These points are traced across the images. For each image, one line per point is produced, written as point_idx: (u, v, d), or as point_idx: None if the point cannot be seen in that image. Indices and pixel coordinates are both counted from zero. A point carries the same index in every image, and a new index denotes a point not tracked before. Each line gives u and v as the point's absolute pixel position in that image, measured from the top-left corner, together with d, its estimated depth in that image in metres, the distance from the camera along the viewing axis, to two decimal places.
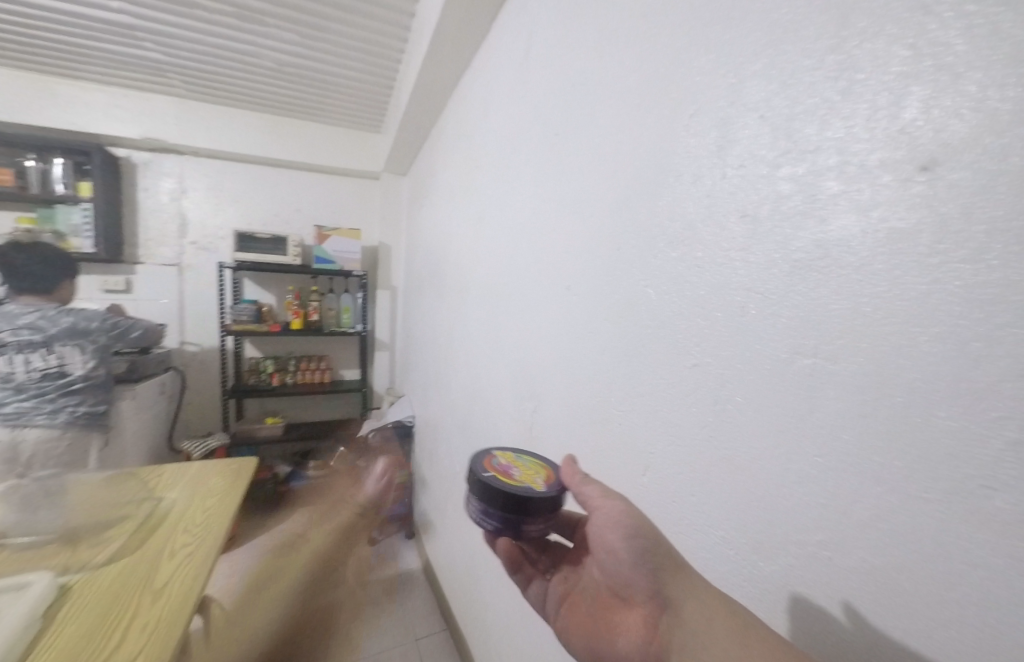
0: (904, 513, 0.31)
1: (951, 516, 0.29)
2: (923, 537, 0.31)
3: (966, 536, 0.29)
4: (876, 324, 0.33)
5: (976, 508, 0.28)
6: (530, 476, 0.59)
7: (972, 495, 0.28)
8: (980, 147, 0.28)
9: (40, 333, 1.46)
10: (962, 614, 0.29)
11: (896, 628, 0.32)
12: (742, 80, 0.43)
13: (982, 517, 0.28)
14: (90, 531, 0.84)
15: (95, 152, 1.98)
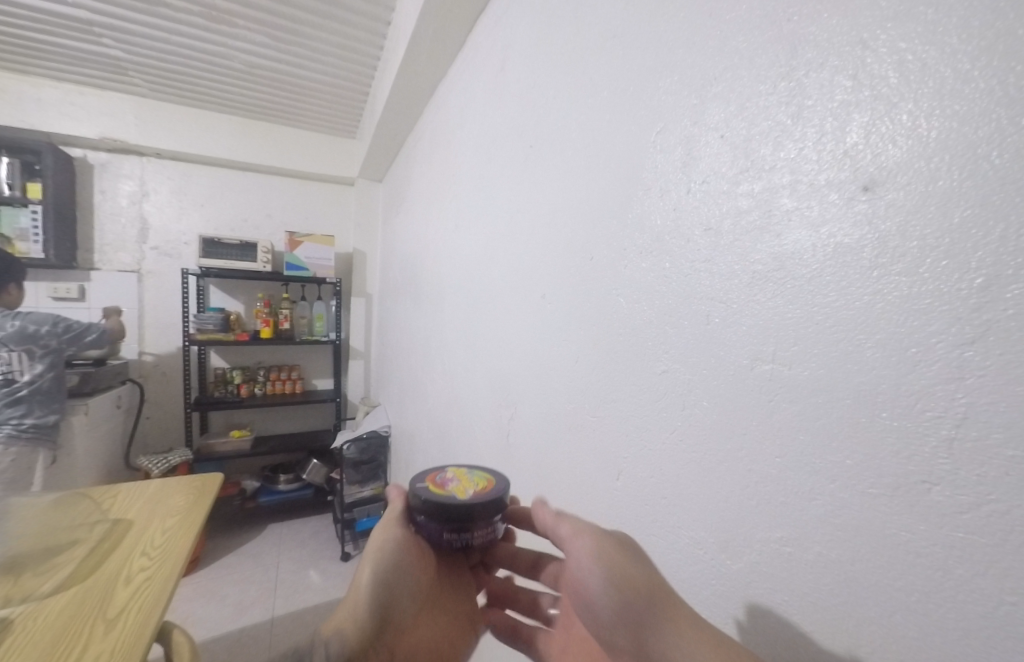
0: (856, 510, 0.34)
1: (896, 509, 0.31)
2: (872, 530, 0.33)
3: (907, 529, 0.31)
4: (826, 332, 0.35)
5: (918, 502, 0.30)
6: (465, 487, 0.58)
7: (915, 489, 0.30)
8: (913, 171, 0.31)
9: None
10: (906, 600, 0.31)
11: (849, 617, 0.34)
12: (705, 101, 0.46)
13: (922, 515, 0.30)
14: (35, 559, 0.78)
15: (47, 153, 1.88)
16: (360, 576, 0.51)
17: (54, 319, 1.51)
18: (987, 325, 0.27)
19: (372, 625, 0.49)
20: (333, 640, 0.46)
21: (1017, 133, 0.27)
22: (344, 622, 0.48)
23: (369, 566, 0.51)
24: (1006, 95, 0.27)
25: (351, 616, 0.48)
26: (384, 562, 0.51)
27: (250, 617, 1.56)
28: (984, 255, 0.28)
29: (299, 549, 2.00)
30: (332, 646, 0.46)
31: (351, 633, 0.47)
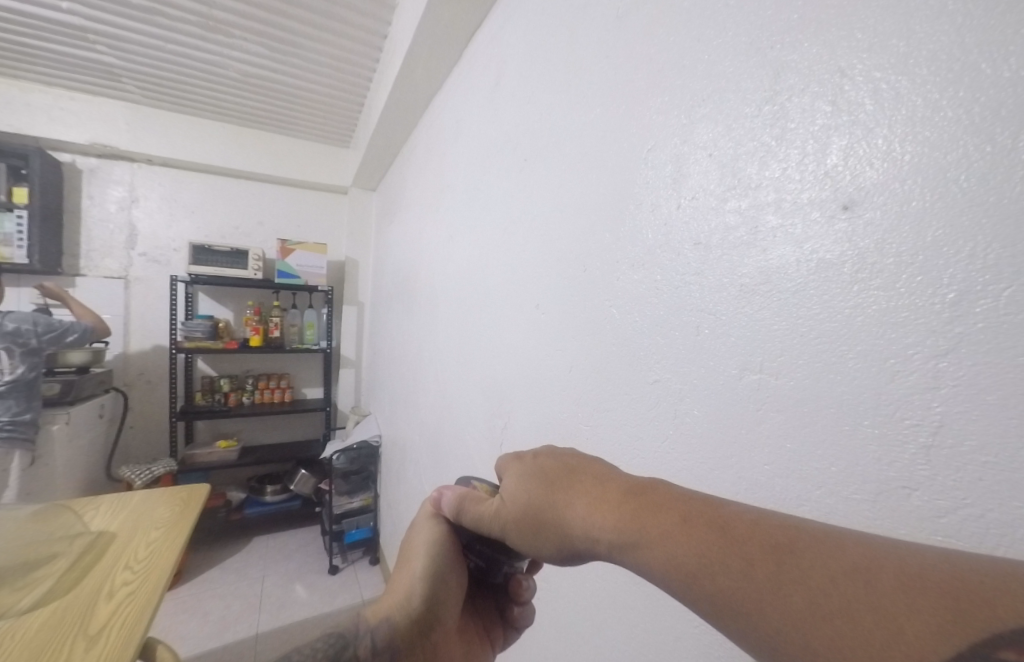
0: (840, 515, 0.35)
1: (876, 512, 0.33)
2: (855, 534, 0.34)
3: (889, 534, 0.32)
4: (811, 343, 0.37)
5: (899, 506, 0.31)
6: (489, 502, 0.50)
7: (895, 494, 0.32)
8: (887, 191, 0.33)
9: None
10: None
11: None
12: (693, 122, 0.48)
13: (903, 518, 0.31)
14: (13, 572, 0.76)
15: (36, 158, 1.86)
16: (414, 566, 0.53)
17: (36, 318, 1.51)
18: (959, 337, 0.29)
19: (422, 617, 0.51)
20: (379, 626, 0.48)
21: (980, 160, 0.29)
22: (391, 610, 0.50)
23: (424, 553, 0.53)
24: (972, 123, 0.29)
25: (400, 609, 0.50)
26: (443, 547, 0.53)
27: (233, 633, 1.52)
28: (955, 271, 0.29)
29: (285, 562, 1.96)
30: (379, 632, 0.48)
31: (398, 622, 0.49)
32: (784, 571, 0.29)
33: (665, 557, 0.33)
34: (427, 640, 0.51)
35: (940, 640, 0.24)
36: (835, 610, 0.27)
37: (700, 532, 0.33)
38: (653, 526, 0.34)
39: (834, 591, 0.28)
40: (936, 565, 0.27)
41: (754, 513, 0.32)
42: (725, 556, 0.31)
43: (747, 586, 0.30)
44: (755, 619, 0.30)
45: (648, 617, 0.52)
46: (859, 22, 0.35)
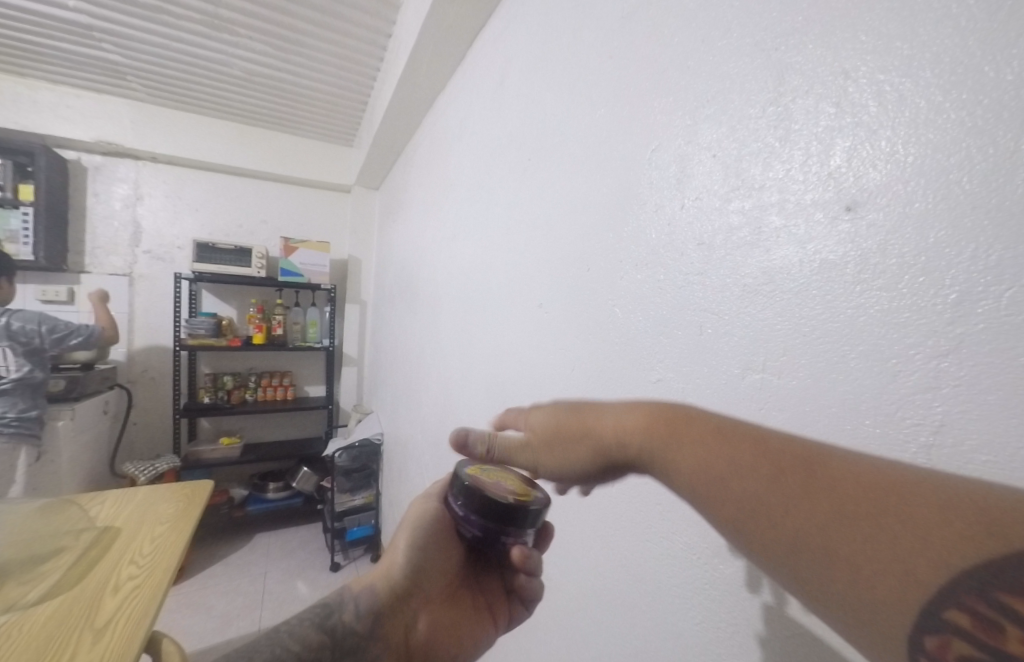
0: None
1: None
2: None
3: None
4: (814, 343, 0.37)
5: None
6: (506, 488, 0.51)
7: None
8: (891, 193, 0.33)
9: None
10: None
11: None
12: (697, 123, 0.48)
13: None
14: (20, 566, 0.77)
15: (42, 155, 1.88)
16: (396, 546, 0.56)
17: (43, 319, 1.50)
18: (961, 338, 0.29)
19: (400, 590, 0.55)
20: (363, 595, 0.54)
21: (984, 162, 0.29)
22: (376, 580, 0.56)
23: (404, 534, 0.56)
24: (974, 126, 0.29)
25: (380, 579, 0.56)
26: (423, 528, 0.55)
27: (236, 629, 1.53)
28: (957, 273, 0.30)
29: (287, 559, 1.97)
30: (361, 601, 0.53)
31: (378, 591, 0.54)
32: (808, 487, 0.28)
33: (696, 474, 0.32)
34: (407, 610, 0.55)
35: (967, 551, 0.23)
36: (858, 520, 0.26)
37: (725, 452, 0.31)
38: (682, 445, 0.33)
39: (859, 495, 0.27)
40: (963, 485, 0.25)
41: (777, 436, 0.31)
42: (757, 461, 0.30)
43: (770, 498, 0.29)
44: (778, 531, 0.29)
45: (649, 613, 0.52)
46: (863, 25, 0.35)
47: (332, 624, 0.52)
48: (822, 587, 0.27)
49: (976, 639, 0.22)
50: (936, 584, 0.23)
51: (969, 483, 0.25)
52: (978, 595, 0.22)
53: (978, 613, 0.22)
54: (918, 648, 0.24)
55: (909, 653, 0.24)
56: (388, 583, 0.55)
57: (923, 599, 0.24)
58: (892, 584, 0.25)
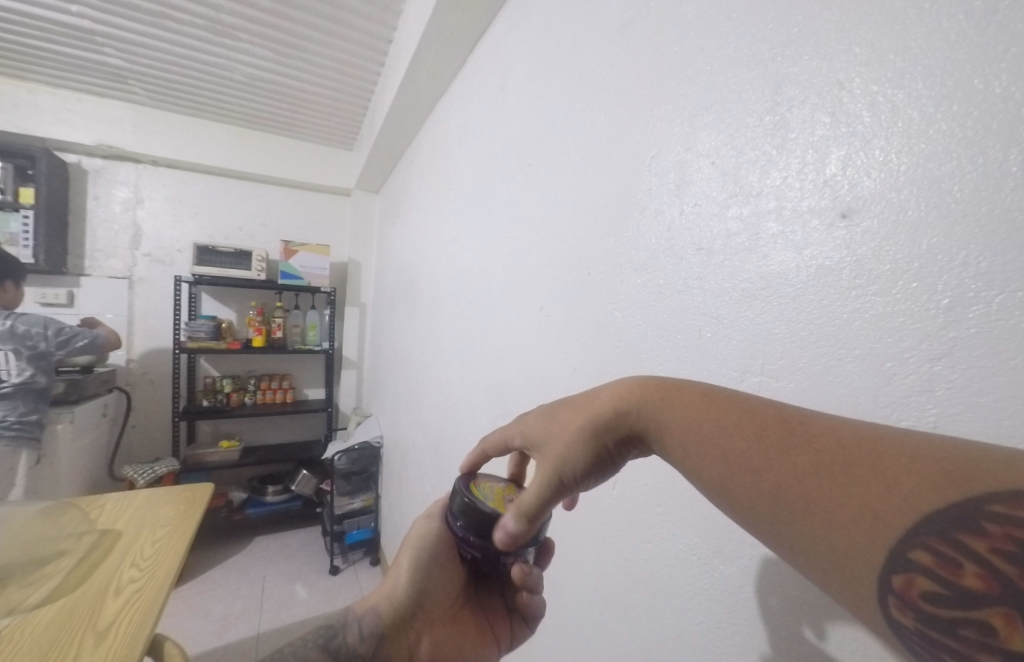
0: None
1: None
2: None
3: None
4: (811, 345, 0.38)
5: None
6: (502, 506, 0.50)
7: None
8: (885, 201, 0.34)
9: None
10: None
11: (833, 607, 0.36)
12: (696, 130, 0.49)
13: None
14: (21, 569, 0.77)
15: (43, 158, 1.88)
16: (399, 567, 0.58)
17: (47, 322, 1.52)
18: (952, 343, 0.30)
19: (404, 609, 0.56)
20: (369, 614, 0.56)
21: (974, 172, 0.30)
22: (378, 602, 0.57)
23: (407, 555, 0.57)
24: (964, 137, 0.30)
25: (385, 600, 0.57)
26: (426, 549, 0.57)
27: (235, 633, 1.53)
28: (948, 279, 0.30)
29: (286, 562, 1.97)
30: (365, 621, 0.55)
31: (383, 612, 0.56)
32: (791, 442, 0.29)
33: (689, 434, 0.33)
34: (411, 630, 0.55)
35: (933, 498, 0.24)
36: (835, 471, 0.27)
37: (717, 412, 0.32)
38: (676, 407, 0.34)
39: (835, 451, 0.27)
40: (937, 445, 0.26)
41: (765, 399, 0.32)
42: (739, 422, 0.31)
43: (759, 452, 0.30)
44: (760, 482, 0.29)
45: (650, 613, 0.53)
46: (858, 37, 0.36)
47: (337, 646, 0.54)
48: (800, 535, 0.27)
49: (938, 577, 0.23)
50: (904, 527, 0.24)
51: (942, 442, 0.26)
52: (942, 536, 0.23)
53: (940, 552, 0.23)
54: (886, 589, 0.24)
55: (879, 594, 0.25)
56: (393, 603, 0.56)
57: (890, 543, 0.24)
58: (868, 530, 0.25)
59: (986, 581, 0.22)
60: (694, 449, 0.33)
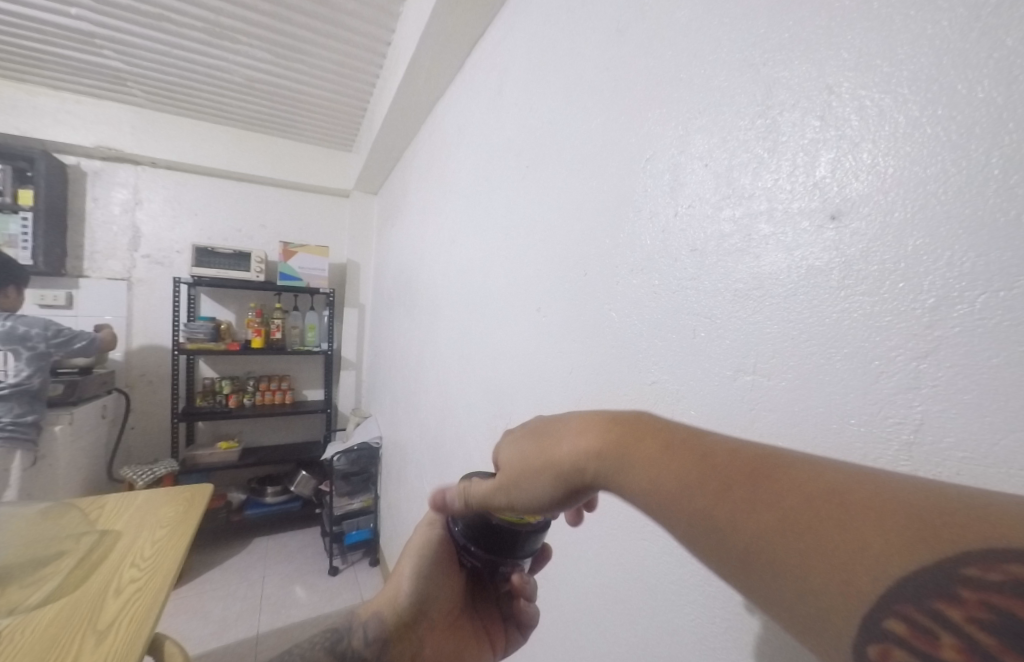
0: None
1: None
2: None
3: None
4: (802, 344, 0.39)
5: None
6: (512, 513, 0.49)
7: None
8: (872, 203, 0.35)
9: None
10: None
11: None
12: (689, 133, 0.50)
13: None
14: (21, 569, 0.77)
15: (42, 161, 1.88)
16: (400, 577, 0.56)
17: (45, 324, 1.53)
18: (938, 341, 0.31)
19: (404, 617, 0.56)
20: (372, 619, 0.56)
21: (959, 174, 0.30)
22: (382, 607, 0.57)
23: (409, 568, 0.56)
24: (949, 139, 0.31)
25: (386, 606, 0.57)
26: (429, 557, 0.55)
27: (235, 634, 1.53)
28: (934, 279, 0.31)
29: (285, 563, 1.97)
30: (369, 627, 0.56)
31: (384, 619, 0.56)
32: (757, 493, 0.27)
33: (653, 488, 0.31)
34: (410, 636, 0.55)
35: (902, 556, 0.22)
36: (800, 524, 0.25)
37: (682, 462, 0.30)
38: (636, 462, 0.32)
39: (800, 502, 0.25)
40: (911, 490, 0.23)
41: (733, 443, 0.30)
42: (701, 473, 0.29)
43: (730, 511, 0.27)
44: (730, 540, 0.27)
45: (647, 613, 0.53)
46: (846, 42, 0.37)
47: (343, 649, 0.55)
48: (771, 594, 0.25)
49: (915, 647, 0.21)
50: (875, 589, 0.22)
51: (913, 489, 0.23)
52: (915, 603, 0.20)
53: (916, 620, 0.20)
54: (864, 660, 0.22)
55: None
56: (395, 611, 0.56)
57: (865, 606, 0.22)
58: (836, 594, 0.23)
59: (965, 655, 0.19)
60: (662, 505, 0.30)
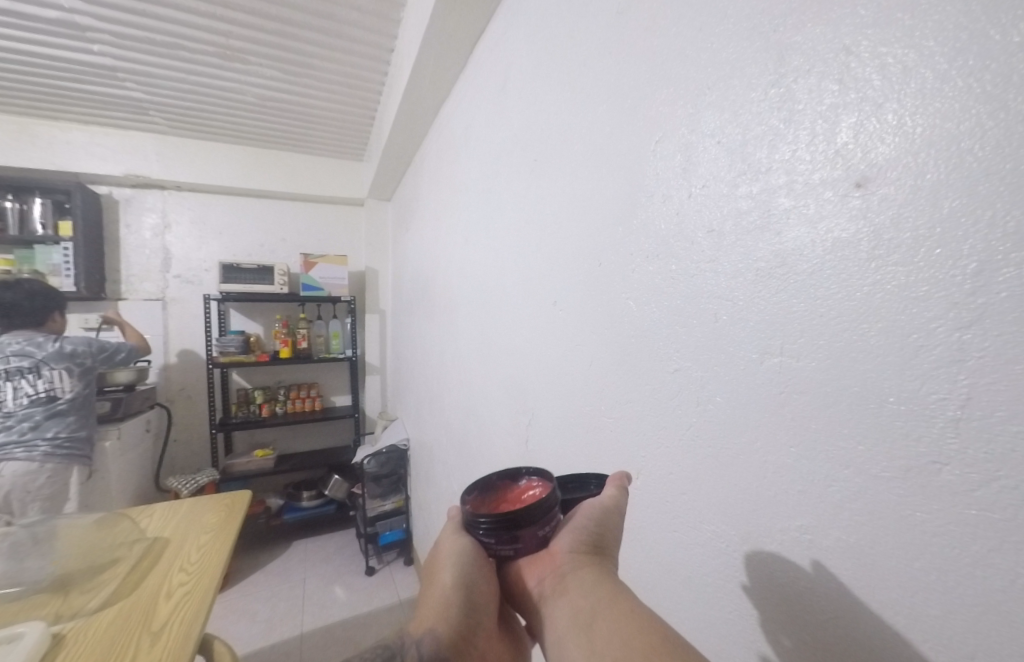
0: (865, 472, 0.35)
1: (901, 465, 0.33)
2: (886, 497, 0.34)
3: (917, 483, 0.32)
4: (831, 323, 0.37)
5: (924, 451, 0.32)
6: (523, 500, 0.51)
7: (919, 457, 0.32)
8: (901, 167, 0.33)
9: (28, 359, 1.44)
10: (912, 564, 0.32)
11: (862, 582, 0.35)
12: (699, 110, 0.48)
13: (927, 467, 0.31)
14: (81, 578, 0.82)
15: (77, 193, 1.98)
16: (442, 577, 0.47)
17: (91, 340, 1.59)
18: (983, 309, 0.29)
19: (461, 623, 0.45)
20: (424, 637, 0.44)
21: (996, 127, 0.28)
22: (434, 622, 0.45)
23: (451, 568, 0.47)
24: (982, 92, 0.29)
25: (440, 618, 0.45)
26: (470, 561, 0.48)
27: (281, 633, 1.59)
28: (974, 242, 0.29)
29: (324, 565, 2.03)
30: (423, 645, 0.43)
31: (444, 631, 0.44)
32: None
33: None
34: (475, 654, 0.45)
35: None
36: None
37: None
38: None
39: None
40: None
41: None
42: None
43: (606, 632, 0.40)
44: None
45: (683, 605, 0.52)
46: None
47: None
48: None
49: None
50: None
51: None
52: None
53: None
54: None
55: None
56: (453, 619, 0.45)
57: None
58: None
59: None
60: None
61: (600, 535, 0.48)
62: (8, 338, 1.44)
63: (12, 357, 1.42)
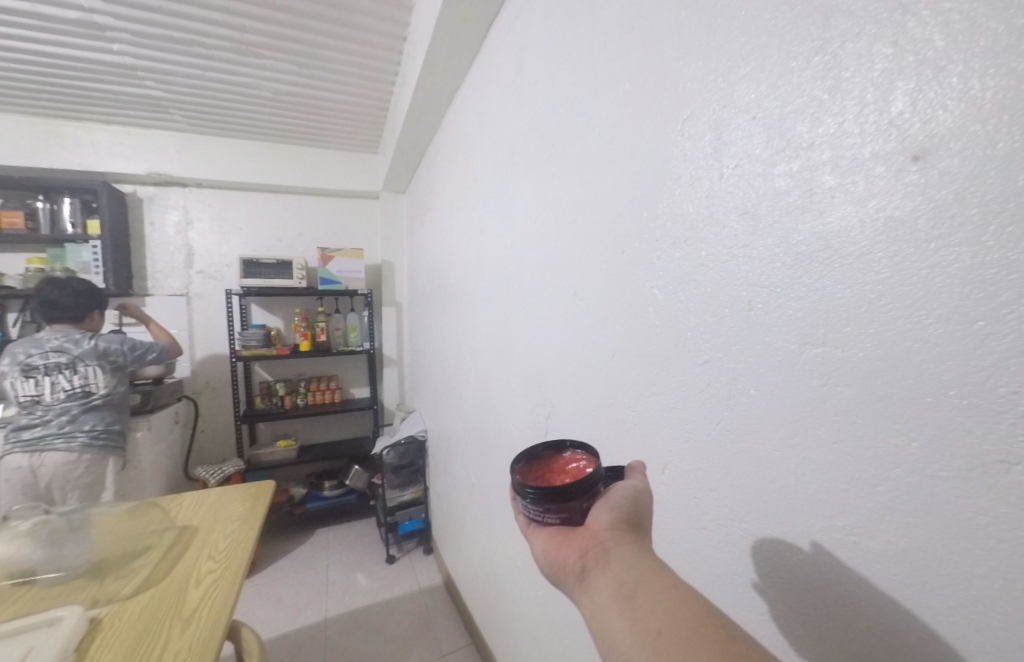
0: (920, 471, 0.32)
1: (964, 464, 0.30)
2: (945, 498, 0.31)
3: (980, 482, 0.29)
4: (881, 310, 0.34)
5: (989, 449, 0.29)
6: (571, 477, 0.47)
7: (983, 454, 0.29)
8: (967, 136, 0.30)
9: (65, 355, 1.49)
10: (974, 569, 0.30)
11: (914, 586, 0.33)
12: (732, 83, 0.45)
13: (993, 466, 0.29)
14: (115, 565, 0.85)
15: (104, 191, 2.03)
16: None
17: (125, 340, 1.63)
18: None
19: None
20: None
21: None
22: None
23: None
24: None
25: None
26: None
27: (307, 618, 1.63)
28: None
29: (347, 553, 2.07)
30: None
31: None
32: None
33: None
34: None
35: None
36: None
37: None
38: None
39: None
40: None
41: None
42: None
43: (657, 612, 0.36)
44: None
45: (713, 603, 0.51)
46: None
47: None
48: None
49: None
50: None
51: None
52: None
53: None
54: None
55: None
56: None
57: None
58: None
59: None
60: None
61: (637, 514, 0.44)
62: (48, 335, 1.49)
63: (51, 353, 1.48)
